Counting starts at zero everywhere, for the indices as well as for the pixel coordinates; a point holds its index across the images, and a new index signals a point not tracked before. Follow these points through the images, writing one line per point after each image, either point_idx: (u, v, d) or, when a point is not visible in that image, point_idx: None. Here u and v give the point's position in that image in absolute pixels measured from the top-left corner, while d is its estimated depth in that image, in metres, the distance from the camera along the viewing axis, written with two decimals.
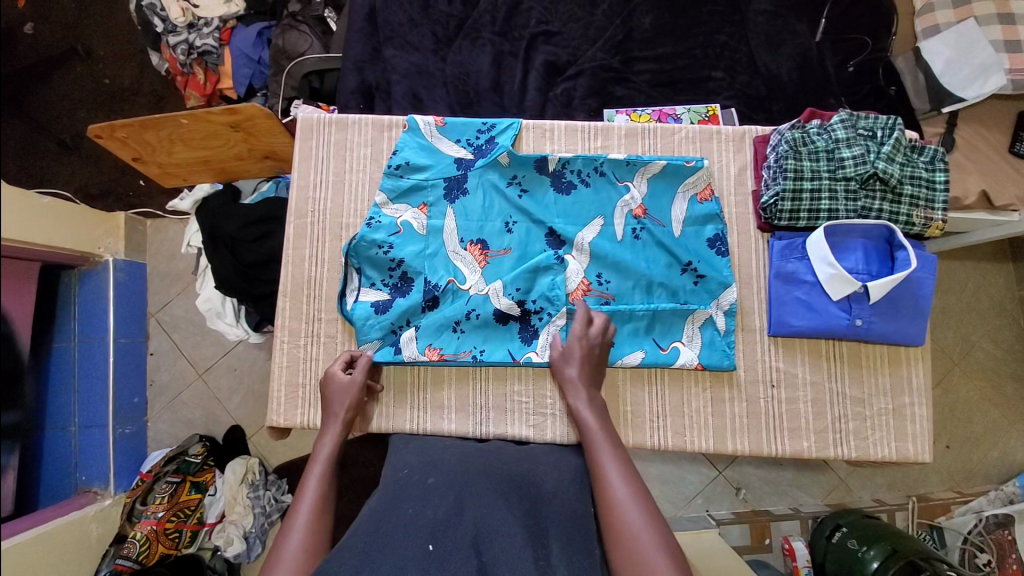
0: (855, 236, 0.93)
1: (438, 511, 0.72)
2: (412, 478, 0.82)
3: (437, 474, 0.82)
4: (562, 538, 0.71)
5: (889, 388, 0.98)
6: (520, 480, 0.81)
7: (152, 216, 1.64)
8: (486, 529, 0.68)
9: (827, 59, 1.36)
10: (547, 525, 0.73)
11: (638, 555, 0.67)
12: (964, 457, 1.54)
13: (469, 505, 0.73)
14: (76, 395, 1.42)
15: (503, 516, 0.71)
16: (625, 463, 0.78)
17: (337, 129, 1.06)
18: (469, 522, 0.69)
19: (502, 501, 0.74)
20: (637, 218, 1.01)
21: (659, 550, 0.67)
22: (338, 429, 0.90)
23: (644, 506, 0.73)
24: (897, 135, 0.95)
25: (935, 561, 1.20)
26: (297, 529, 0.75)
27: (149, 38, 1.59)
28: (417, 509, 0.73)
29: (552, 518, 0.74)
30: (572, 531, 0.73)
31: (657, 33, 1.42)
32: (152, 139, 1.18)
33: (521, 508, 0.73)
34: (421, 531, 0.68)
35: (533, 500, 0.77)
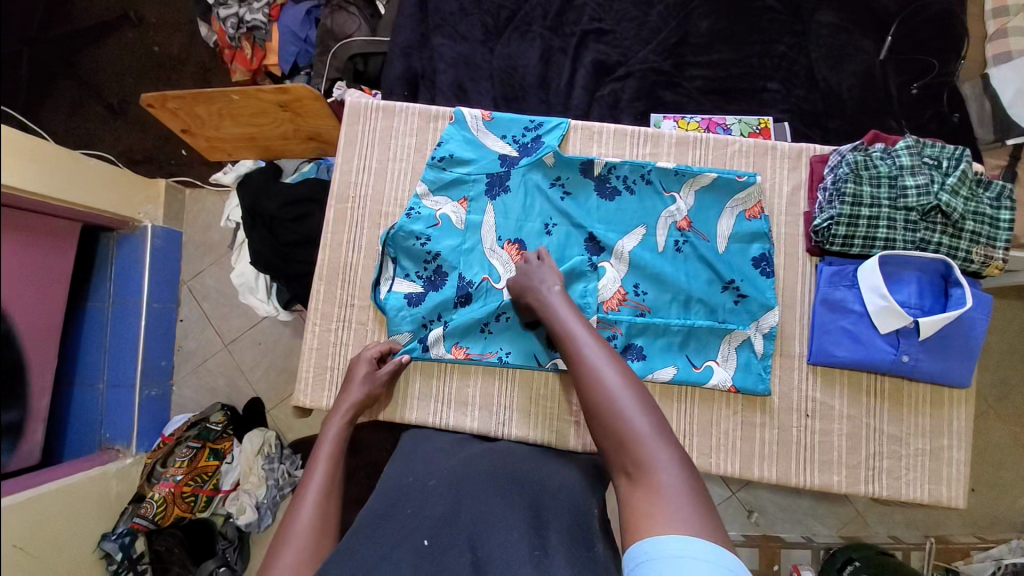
0: (910, 269, 0.90)
1: (436, 509, 0.72)
2: (413, 482, 0.80)
3: (438, 475, 0.82)
4: (565, 532, 0.70)
5: (928, 429, 0.94)
6: (521, 480, 0.80)
7: (191, 185, 1.67)
8: (482, 526, 0.68)
9: (890, 79, 1.31)
10: (548, 520, 0.72)
11: (620, 418, 0.68)
12: (991, 503, 1.48)
13: (467, 504, 0.72)
14: (106, 356, 1.45)
15: (502, 511, 0.71)
16: (598, 335, 0.77)
17: (384, 115, 1.06)
18: (466, 522, 0.69)
19: (500, 500, 0.73)
20: (680, 231, 0.98)
21: (640, 409, 0.69)
22: (346, 414, 0.90)
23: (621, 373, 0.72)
24: (965, 167, 0.90)
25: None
26: (309, 505, 0.76)
27: (201, 8, 1.61)
28: (417, 507, 0.74)
29: (554, 515, 0.73)
30: (573, 530, 0.72)
31: (713, 38, 1.38)
32: (201, 112, 1.19)
33: (521, 504, 0.73)
34: (419, 529, 0.69)
35: (535, 499, 0.76)
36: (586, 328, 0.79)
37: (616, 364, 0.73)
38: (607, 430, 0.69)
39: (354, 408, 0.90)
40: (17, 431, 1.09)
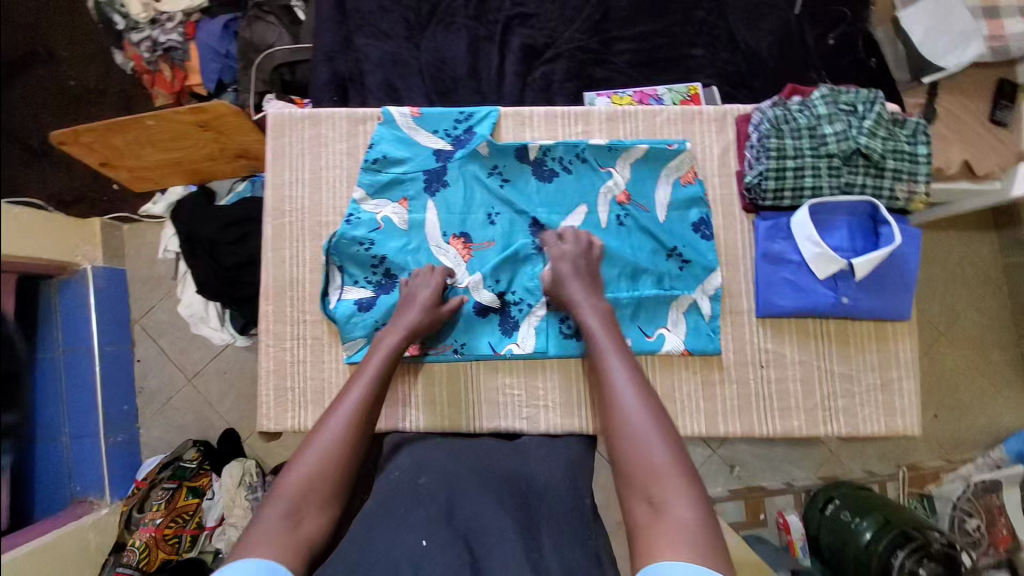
0: (840, 214, 0.93)
1: (430, 509, 0.73)
2: (403, 478, 0.80)
3: (427, 471, 0.81)
4: (556, 533, 0.73)
5: (876, 363, 0.98)
6: (512, 476, 0.81)
7: (128, 220, 1.60)
8: (477, 526, 0.71)
9: (806, 33, 1.35)
10: (538, 519, 0.75)
11: (641, 445, 0.71)
12: (952, 424, 1.58)
13: (460, 505, 0.74)
14: (65, 408, 1.38)
15: (494, 512, 0.72)
16: (626, 358, 0.80)
17: (309, 124, 1.03)
18: (461, 524, 0.71)
19: (492, 498, 0.75)
20: (621, 205, 1.00)
21: (661, 439, 0.71)
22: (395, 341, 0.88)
23: (646, 399, 0.75)
24: (879, 109, 0.94)
25: (926, 529, 1.22)
26: (341, 417, 0.77)
27: (110, 36, 1.54)
28: (410, 505, 0.74)
29: (546, 513, 0.76)
30: (565, 528, 0.74)
31: (635, 11, 1.39)
32: (118, 142, 1.13)
33: (513, 504, 0.75)
34: (417, 526, 0.69)
35: (524, 496, 0.78)
36: (614, 348, 0.82)
37: (642, 388, 0.76)
38: (626, 453, 0.72)
39: (404, 334, 0.89)
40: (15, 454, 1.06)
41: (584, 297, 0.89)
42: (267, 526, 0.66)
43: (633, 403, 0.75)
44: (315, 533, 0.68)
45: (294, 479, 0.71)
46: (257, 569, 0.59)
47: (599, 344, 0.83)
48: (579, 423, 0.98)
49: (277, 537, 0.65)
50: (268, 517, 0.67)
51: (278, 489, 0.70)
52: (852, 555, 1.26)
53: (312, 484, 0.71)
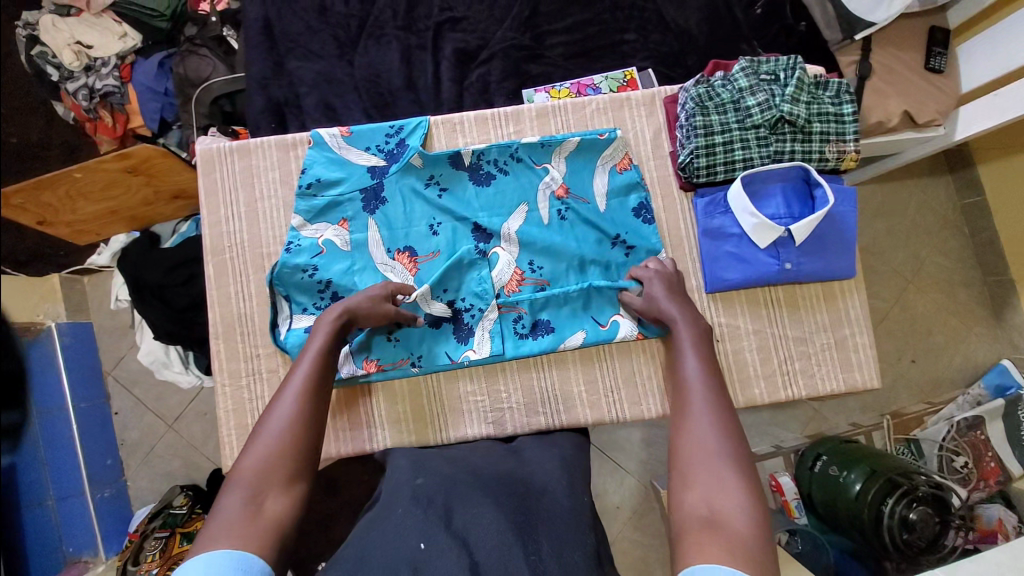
0: (774, 182, 0.94)
1: (427, 512, 0.71)
2: (402, 481, 0.81)
3: (425, 474, 0.82)
4: (555, 532, 0.71)
5: (828, 323, 0.99)
6: (510, 477, 0.81)
7: (88, 272, 1.57)
8: (475, 528, 0.68)
9: (734, 5, 1.36)
10: (539, 524, 0.71)
11: (705, 453, 0.67)
12: (931, 368, 1.60)
13: (458, 509, 0.72)
14: (46, 471, 1.34)
15: (492, 514, 0.70)
16: (709, 371, 0.78)
17: (240, 157, 1.02)
18: (458, 527, 0.69)
19: (490, 500, 0.73)
20: (560, 199, 1.00)
21: (725, 453, 0.67)
22: (332, 321, 0.85)
23: (715, 409, 0.72)
24: (799, 75, 0.95)
25: (913, 474, 1.21)
26: (289, 401, 0.75)
27: (46, 87, 1.50)
28: (407, 509, 0.73)
29: (545, 518, 0.72)
30: (564, 533, 0.71)
31: (564, 3, 1.39)
32: (50, 199, 1.12)
33: (510, 504, 0.73)
34: (413, 531, 0.68)
35: (525, 496, 0.76)
36: (701, 360, 0.80)
37: (716, 399, 0.74)
38: (688, 457, 0.68)
39: (344, 311, 0.86)
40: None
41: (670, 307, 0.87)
42: (225, 511, 0.63)
43: (702, 412, 0.72)
44: (280, 517, 0.64)
45: (250, 463, 0.67)
46: (224, 561, 0.55)
47: (682, 350, 0.82)
48: (545, 421, 0.97)
49: (235, 523, 0.61)
50: (227, 506, 0.63)
51: (234, 476, 0.67)
52: (845, 507, 1.27)
53: (268, 464, 0.68)
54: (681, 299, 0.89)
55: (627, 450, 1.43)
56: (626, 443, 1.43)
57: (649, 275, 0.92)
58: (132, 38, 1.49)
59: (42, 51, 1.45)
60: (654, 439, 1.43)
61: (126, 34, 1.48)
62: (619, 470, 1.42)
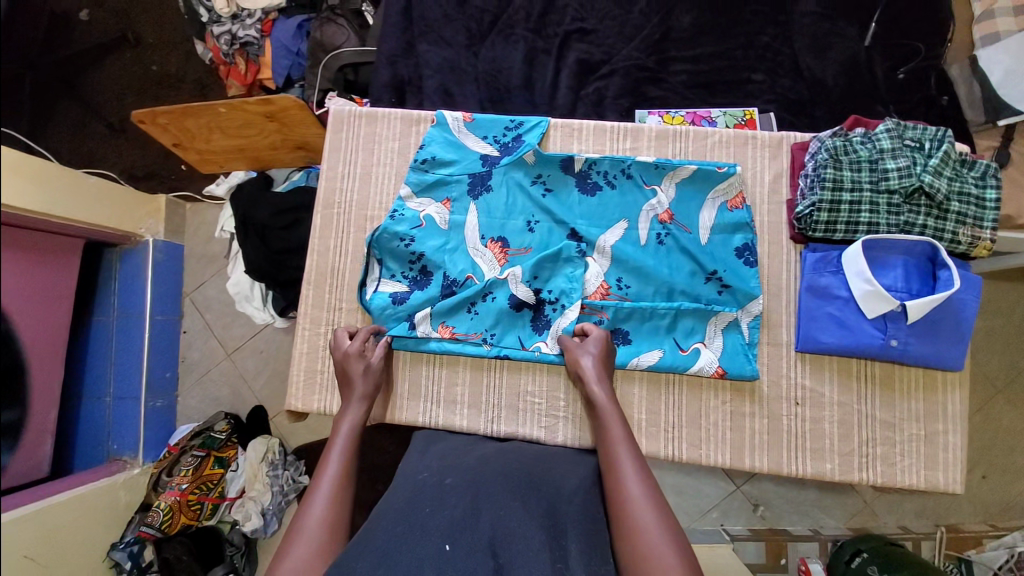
0: (896, 252, 0.89)
1: (456, 509, 0.71)
2: (429, 481, 0.80)
3: (454, 474, 0.81)
4: (584, 545, 0.69)
5: (922, 414, 0.92)
6: (538, 483, 0.79)
7: (191, 200, 1.70)
8: (503, 531, 0.67)
9: (876, 65, 1.28)
10: (566, 525, 0.72)
11: (643, 538, 0.68)
12: (1004, 490, 1.44)
13: (486, 507, 0.71)
14: (111, 368, 1.49)
15: (520, 518, 0.69)
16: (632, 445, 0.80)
17: (367, 121, 1.08)
18: (485, 525, 0.68)
19: (519, 503, 0.72)
20: (662, 223, 0.98)
21: (666, 541, 0.68)
22: (357, 410, 0.90)
23: (650, 493, 0.74)
24: (947, 148, 0.89)
25: None
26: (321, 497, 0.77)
27: (194, 27, 1.64)
28: (434, 507, 0.72)
29: (571, 518, 0.73)
30: (592, 534, 0.72)
31: (697, 32, 1.36)
32: (192, 126, 1.23)
33: (540, 514, 0.71)
34: (438, 528, 0.67)
35: (552, 502, 0.76)
36: (620, 429, 0.82)
37: (645, 478, 0.76)
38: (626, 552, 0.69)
39: (365, 397, 0.92)
40: (13, 436, 1.16)
41: (594, 369, 0.89)
42: None
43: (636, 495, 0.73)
44: None
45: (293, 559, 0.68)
46: None
47: (606, 419, 0.84)
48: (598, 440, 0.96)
49: None
50: None
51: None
52: None
53: (312, 556, 0.69)
54: (606, 364, 0.91)
55: None
56: None
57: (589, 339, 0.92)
58: None
59: None
60: None
61: None
62: None
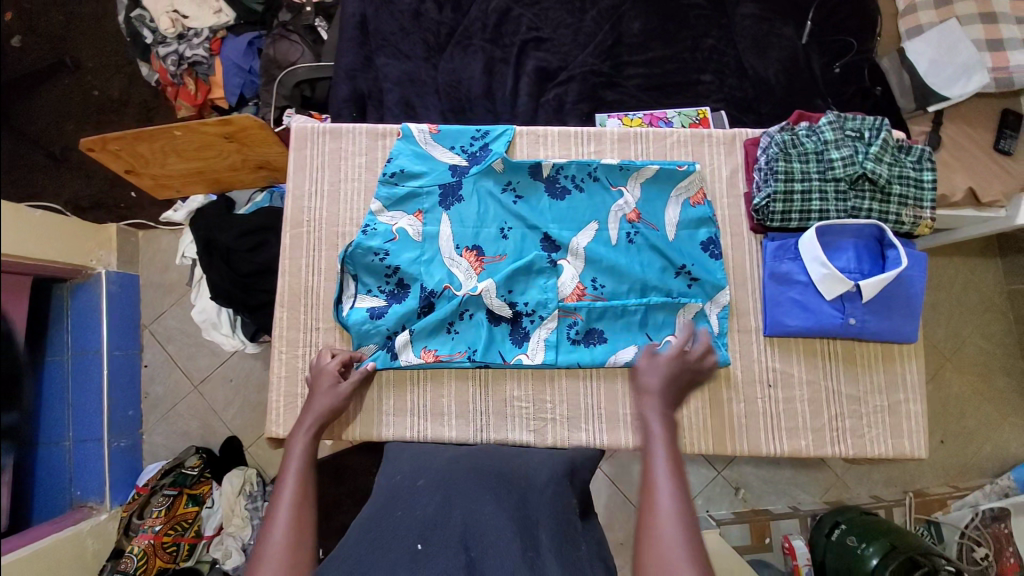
0: (847, 236, 0.95)
1: (429, 508, 0.74)
2: (403, 482, 0.83)
3: (426, 475, 0.84)
4: (552, 532, 0.75)
5: (883, 385, 0.99)
6: (509, 476, 0.82)
7: (144, 228, 1.63)
8: (475, 526, 0.71)
9: (813, 61, 1.36)
10: (538, 516, 0.76)
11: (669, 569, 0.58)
12: (960, 452, 1.55)
13: (458, 501, 0.75)
14: (69, 410, 1.39)
15: (491, 512, 0.73)
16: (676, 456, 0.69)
17: (331, 138, 1.07)
18: (458, 521, 0.72)
19: (490, 496, 0.76)
20: (631, 223, 1.02)
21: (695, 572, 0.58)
22: (308, 429, 0.85)
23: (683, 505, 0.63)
24: (885, 136, 0.96)
25: (937, 558, 1.19)
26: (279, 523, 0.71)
27: (138, 49, 1.58)
28: (407, 508, 0.75)
29: (542, 509, 0.78)
30: (563, 526, 0.77)
31: (647, 37, 1.41)
32: (145, 150, 1.19)
33: (510, 502, 0.76)
34: (412, 530, 0.71)
35: (524, 493, 0.79)
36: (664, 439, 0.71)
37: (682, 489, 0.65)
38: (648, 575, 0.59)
39: (315, 421, 0.86)
40: None
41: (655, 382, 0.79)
42: None
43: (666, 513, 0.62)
44: None
45: None
46: None
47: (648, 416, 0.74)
48: (585, 437, 0.98)
49: None
50: None
51: None
52: None
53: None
54: (671, 376, 0.81)
55: (637, 484, 1.42)
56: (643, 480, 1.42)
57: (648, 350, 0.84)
58: (225, 15, 1.54)
59: (141, 14, 1.54)
60: None
61: (221, 10, 1.54)
62: (628, 505, 1.41)
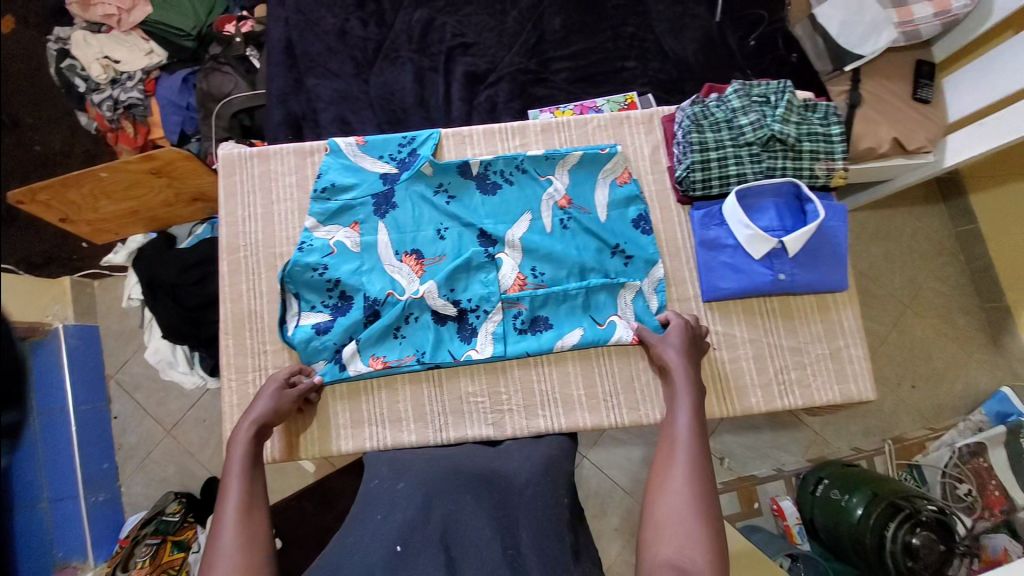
0: (767, 197, 0.98)
1: (408, 510, 0.75)
2: (383, 486, 0.84)
3: (406, 478, 0.84)
4: (533, 525, 0.75)
5: (822, 334, 1.02)
6: (487, 473, 0.83)
7: (98, 277, 1.59)
8: (455, 525, 0.72)
9: (729, 37, 1.40)
10: (518, 513, 0.76)
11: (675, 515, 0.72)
12: (931, 394, 1.59)
13: (438, 503, 0.75)
14: (42, 471, 1.34)
15: (472, 510, 0.74)
16: (697, 428, 0.83)
17: (260, 161, 1.07)
18: (438, 520, 0.73)
19: (471, 495, 0.76)
20: (562, 209, 1.04)
21: (694, 512, 0.72)
22: (248, 431, 0.87)
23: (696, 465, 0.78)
24: (789, 97, 1.00)
25: (915, 498, 1.20)
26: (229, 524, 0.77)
27: (73, 98, 1.56)
28: (386, 513, 0.76)
29: (523, 505, 0.77)
30: (543, 521, 0.76)
31: (569, 32, 1.45)
32: (75, 196, 1.20)
33: (492, 500, 0.76)
34: (391, 532, 0.72)
35: (504, 494, 0.79)
36: (690, 414, 0.85)
37: (696, 455, 0.79)
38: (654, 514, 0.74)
39: (254, 423, 0.88)
40: None
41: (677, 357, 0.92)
42: None
43: (680, 472, 0.77)
44: None
45: None
46: None
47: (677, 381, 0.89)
48: (543, 423, 0.99)
49: None
50: None
51: None
52: (847, 532, 1.25)
53: None
54: (689, 352, 0.93)
55: (624, 467, 1.43)
56: (628, 463, 1.43)
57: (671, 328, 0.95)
58: (158, 55, 1.55)
59: (71, 64, 1.52)
60: (654, 459, 1.43)
61: (152, 51, 1.54)
62: (619, 490, 1.42)
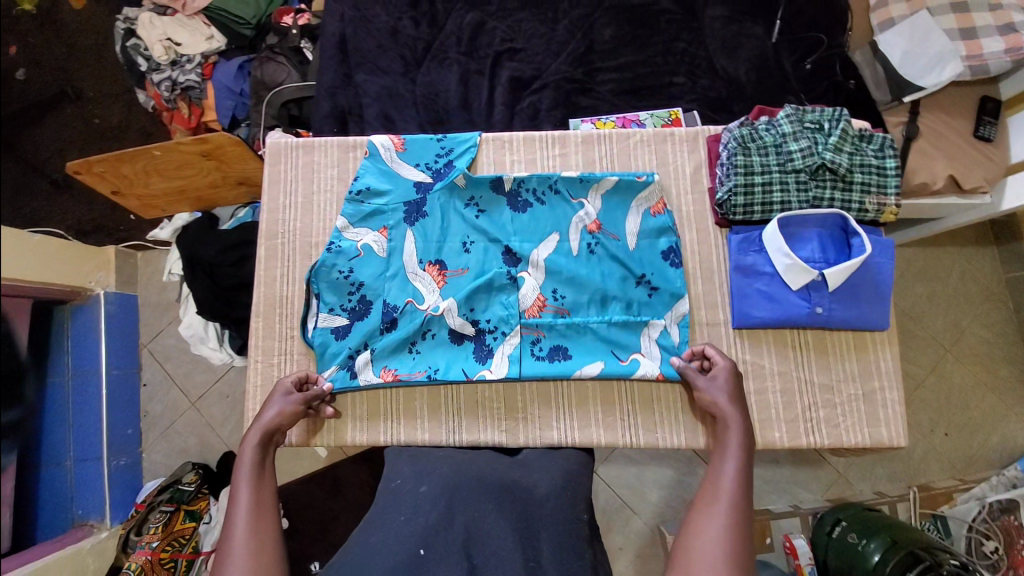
0: (810, 226, 0.96)
1: (430, 516, 0.75)
2: (405, 487, 0.83)
3: (428, 481, 0.83)
4: (557, 536, 0.75)
5: (857, 373, 0.98)
6: (506, 480, 0.82)
7: (141, 248, 1.65)
8: (477, 534, 0.73)
9: (784, 60, 1.37)
10: (540, 526, 0.76)
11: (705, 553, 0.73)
12: (965, 444, 1.51)
13: (461, 511, 0.75)
14: (70, 431, 1.42)
15: (495, 521, 0.74)
16: (744, 473, 0.82)
17: (304, 152, 1.10)
18: (460, 527, 0.74)
19: (493, 504, 0.76)
20: (591, 233, 1.03)
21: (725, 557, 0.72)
22: (254, 440, 0.89)
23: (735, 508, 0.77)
24: (844, 126, 0.97)
25: (938, 551, 1.13)
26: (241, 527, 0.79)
27: (134, 76, 1.62)
28: (409, 515, 0.77)
29: (546, 520, 0.77)
30: (567, 534, 0.76)
31: (619, 43, 1.44)
32: (127, 171, 1.24)
33: (513, 510, 0.76)
34: (413, 535, 0.73)
35: (524, 506, 0.78)
36: (739, 463, 0.83)
37: (737, 501, 0.78)
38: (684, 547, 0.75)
39: (262, 429, 0.90)
40: None
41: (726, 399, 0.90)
42: None
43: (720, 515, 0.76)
44: None
45: None
46: None
47: (726, 416, 0.88)
48: (557, 436, 0.98)
49: None
50: None
51: None
52: None
53: None
54: (736, 393, 0.90)
55: (634, 486, 1.40)
56: (639, 483, 1.41)
57: (716, 369, 0.92)
58: (217, 41, 1.59)
59: (136, 44, 1.57)
60: (666, 481, 1.40)
61: (212, 36, 1.58)
62: (626, 509, 1.39)
